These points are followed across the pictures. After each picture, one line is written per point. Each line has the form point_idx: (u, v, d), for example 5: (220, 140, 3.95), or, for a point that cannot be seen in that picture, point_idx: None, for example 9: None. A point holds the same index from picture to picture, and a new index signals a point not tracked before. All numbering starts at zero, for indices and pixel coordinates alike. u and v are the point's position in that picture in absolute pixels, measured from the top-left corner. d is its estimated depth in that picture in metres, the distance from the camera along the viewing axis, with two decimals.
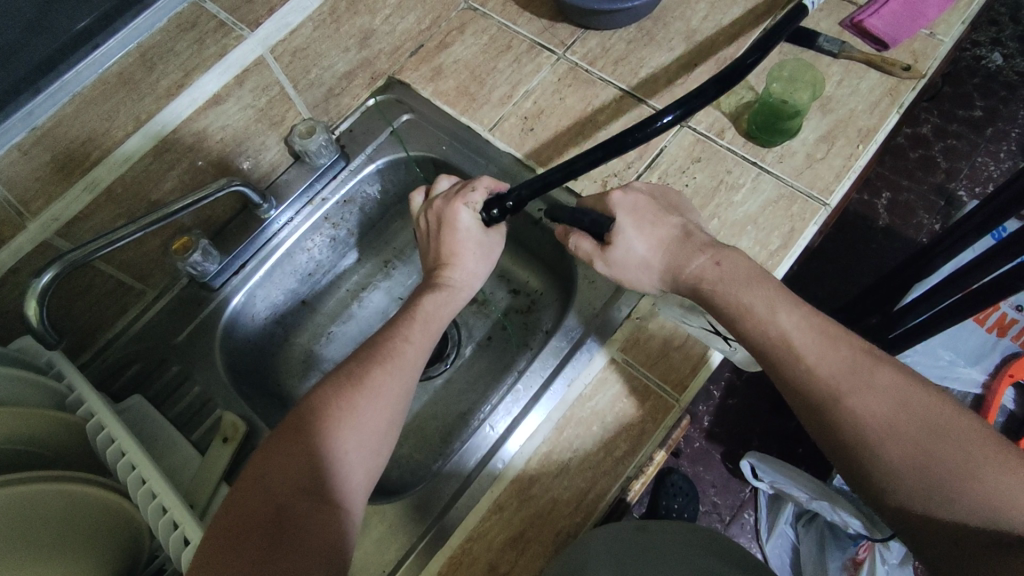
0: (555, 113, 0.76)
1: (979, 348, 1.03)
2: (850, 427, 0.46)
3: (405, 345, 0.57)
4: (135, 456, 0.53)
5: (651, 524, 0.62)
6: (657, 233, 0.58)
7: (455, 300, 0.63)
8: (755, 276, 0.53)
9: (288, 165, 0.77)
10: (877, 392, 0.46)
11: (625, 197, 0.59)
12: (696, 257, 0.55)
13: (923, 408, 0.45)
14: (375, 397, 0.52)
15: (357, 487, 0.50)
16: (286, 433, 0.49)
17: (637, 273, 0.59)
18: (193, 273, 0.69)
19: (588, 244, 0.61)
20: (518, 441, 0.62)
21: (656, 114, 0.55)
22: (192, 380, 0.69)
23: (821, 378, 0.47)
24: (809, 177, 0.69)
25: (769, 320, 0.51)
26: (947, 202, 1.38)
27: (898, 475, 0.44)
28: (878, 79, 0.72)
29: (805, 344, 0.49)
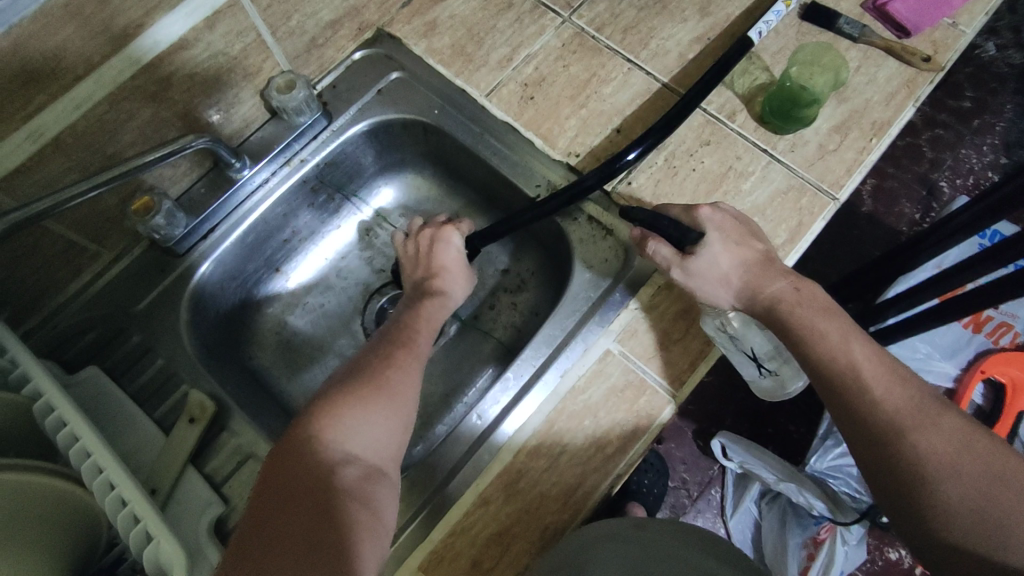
0: (558, 82, 0.71)
1: (955, 342, 1.05)
2: (912, 461, 0.48)
3: (416, 336, 0.57)
4: (90, 442, 0.48)
5: (648, 522, 0.60)
6: (741, 251, 0.57)
7: (440, 306, 0.62)
8: (829, 307, 0.55)
9: (263, 121, 0.71)
10: (941, 433, 0.48)
11: (713, 214, 0.58)
12: (776, 280, 0.56)
13: (984, 453, 0.48)
14: (400, 372, 0.53)
15: (389, 461, 0.49)
16: (325, 410, 0.49)
17: (715, 288, 0.57)
18: (155, 237, 0.63)
19: (668, 251, 0.59)
20: (506, 433, 0.59)
21: (622, 151, 0.64)
22: (154, 352, 0.64)
23: (885, 411, 0.50)
24: (819, 169, 0.66)
25: (842, 349, 0.52)
26: (929, 193, 1.38)
27: (954, 513, 0.46)
28: (897, 68, 0.69)
29: (874, 376, 0.51)
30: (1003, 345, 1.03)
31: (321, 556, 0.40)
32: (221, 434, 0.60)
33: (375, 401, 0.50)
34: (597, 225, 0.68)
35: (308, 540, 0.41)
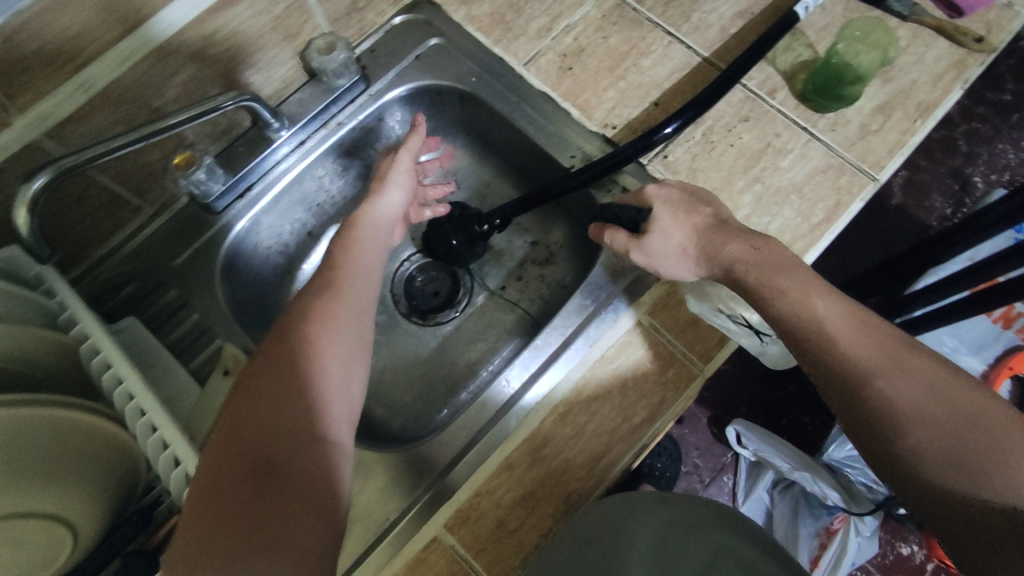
0: (597, 53, 0.70)
1: (982, 337, 1.02)
2: (882, 408, 0.45)
3: (342, 279, 0.53)
4: (134, 385, 0.49)
5: (671, 497, 0.63)
6: (693, 220, 0.58)
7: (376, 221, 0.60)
8: (790, 263, 0.53)
9: (302, 83, 0.70)
10: (911, 379, 0.45)
11: (659, 190, 0.60)
12: (729, 242, 0.55)
13: (954, 393, 0.44)
14: (329, 328, 0.49)
15: (339, 423, 0.47)
16: (261, 380, 0.46)
17: (674, 263, 0.58)
18: (193, 192, 0.64)
19: (623, 236, 0.60)
20: (532, 400, 0.60)
21: (659, 125, 0.63)
22: (190, 306, 0.65)
23: (849, 358, 0.47)
24: (860, 149, 0.65)
25: (804, 304, 0.50)
26: (962, 187, 1.35)
27: (929, 461, 0.43)
28: (947, 49, 0.67)
29: (838, 326, 0.49)
30: None
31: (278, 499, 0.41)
32: None
33: (315, 369, 0.47)
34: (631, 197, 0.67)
35: (254, 493, 0.41)
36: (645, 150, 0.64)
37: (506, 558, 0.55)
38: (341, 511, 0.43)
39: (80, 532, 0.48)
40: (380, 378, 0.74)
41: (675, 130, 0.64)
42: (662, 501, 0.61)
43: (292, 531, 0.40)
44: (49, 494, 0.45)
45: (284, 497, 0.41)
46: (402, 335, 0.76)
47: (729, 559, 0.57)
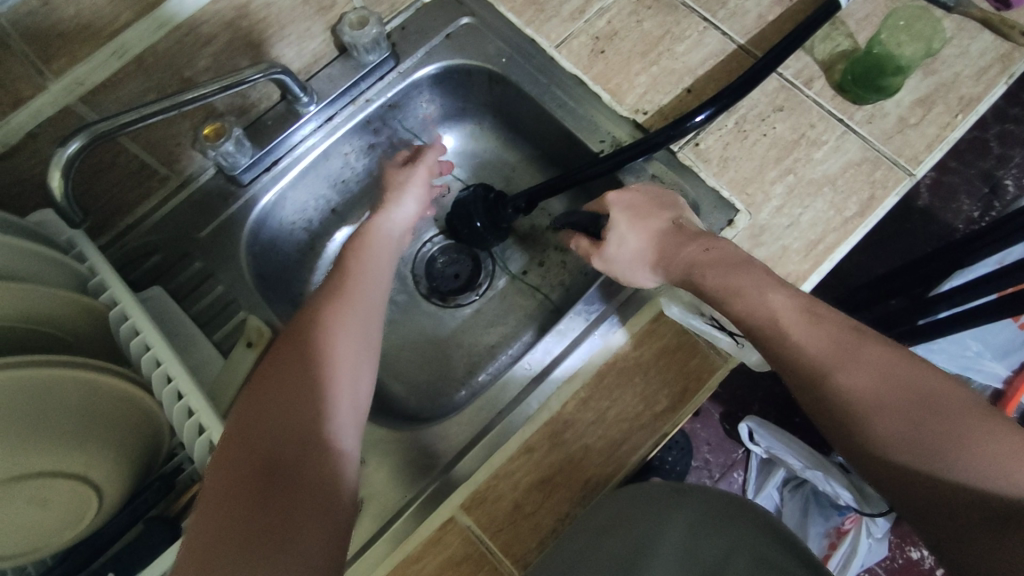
0: (631, 37, 0.69)
1: (1008, 342, 0.97)
2: (838, 402, 0.45)
3: (354, 285, 0.55)
4: (161, 351, 0.50)
5: (690, 489, 0.61)
6: (651, 225, 0.59)
7: (389, 226, 0.63)
8: (743, 262, 0.53)
9: (331, 59, 0.70)
10: (867, 367, 0.45)
11: (620, 197, 0.60)
12: (684, 247, 0.57)
13: (912, 379, 0.44)
14: (339, 332, 0.50)
15: (344, 429, 0.47)
16: (270, 384, 0.47)
17: (632, 268, 0.60)
18: (221, 164, 0.64)
19: (584, 242, 0.63)
20: (546, 388, 0.60)
21: (691, 112, 0.62)
22: (215, 279, 0.65)
23: (806, 354, 0.47)
24: (897, 143, 0.63)
25: (759, 302, 0.50)
26: (992, 190, 1.32)
27: (890, 449, 0.43)
28: (992, 42, 0.65)
29: (794, 322, 0.49)
30: None
31: (280, 492, 0.42)
32: None
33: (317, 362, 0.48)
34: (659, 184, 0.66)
35: (263, 489, 0.42)
36: (676, 138, 0.63)
37: (523, 540, 0.55)
38: (341, 506, 0.44)
39: (105, 497, 0.48)
40: (399, 358, 0.74)
41: (707, 118, 0.63)
42: (681, 495, 0.60)
43: (292, 533, 0.40)
44: (74, 456, 0.46)
45: (287, 498, 0.41)
46: (422, 316, 0.76)
47: (745, 549, 0.55)
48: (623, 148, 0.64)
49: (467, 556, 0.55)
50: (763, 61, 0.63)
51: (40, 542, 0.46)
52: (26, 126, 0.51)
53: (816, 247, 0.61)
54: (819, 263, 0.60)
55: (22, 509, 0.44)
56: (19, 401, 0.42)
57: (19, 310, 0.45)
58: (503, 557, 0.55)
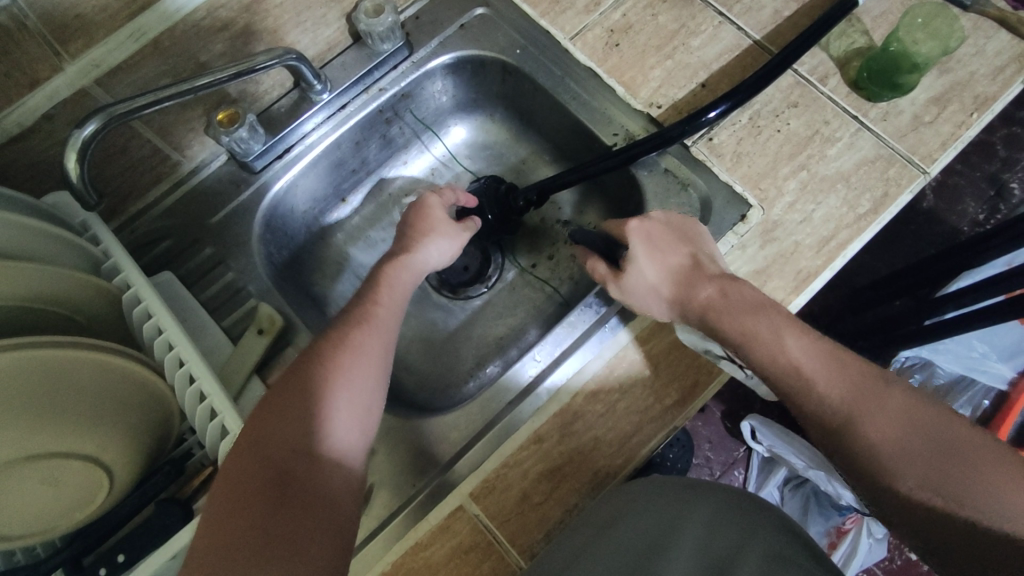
0: (645, 31, 0.69)
1: (1016, 345, 0.96)
2: (864, 449, 0.47)
3: (375, 309, 0.54)
4: (173, 335, 0.49)
5: (700, 483, 0.61)
6: (668, 259, 0.58)
7: (413, 267, 0.59)
8: (763, 305, 0.54)
9: (345, 48, 0.69)
10: (890, 415, 0.47)
11: (641, 225, 0.60)
12: (703, 287, 0.56)
13: (933, 427, 0.47)
14: (355, 356, 0.50)
15: (352, 452, 0.48)
16: (285, 401, 0.48)
17: (647, 300, 0.58)
18: (234, 150, 0.64)
19: (602, 267, 0.61)
20: (557, 381, 0.60)
21: (705, 107, 0.62)
22: (225, 266, 0.65)
23: (830, 401, 0.49)
24: (912, 141, 0.63)
25: (777, 347, 0.52)
26: (998, 193, 1.32)
27: (912, 497, 0.45)
28: (1008, 41, 0.65)
29: (816, 370, 0.51)
30: None
31: (289, 513, 0.43)
32: (287, 348, 0.61)
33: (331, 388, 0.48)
34: (672, 177, 0.66)
35: (271, 509, 0.43)
36: (691, 133, 0.62)
37: (530, 531, 0.55)
38: (345, 533, 0.45)
39: (116, 479, 0.49)
40: (408, 348, 0.74)
41: (721, 113, 0.63)
42: (691, 488, 0.60)
43: (304, 550, 0.42)
44: (82, 437, 0.46)
45: (301, 517, 0.43)
46: (431, 307, 0.76)
47: (755, 545, 0.54)
48: (636, 142, 0.64)
49: (475, 544, 0.55)
50: (779, 56, 0.63)
51: (52, 521, 0.46)
52: (42, 107, 0.52)
53: (829, 243, 0.61)
54: (832, 259, 0.60)
55: (33, 488, 0.44)
56: (32, 382, 0.42)
57: (32, 291, 0.45)
58: (511, 547, 0.55)
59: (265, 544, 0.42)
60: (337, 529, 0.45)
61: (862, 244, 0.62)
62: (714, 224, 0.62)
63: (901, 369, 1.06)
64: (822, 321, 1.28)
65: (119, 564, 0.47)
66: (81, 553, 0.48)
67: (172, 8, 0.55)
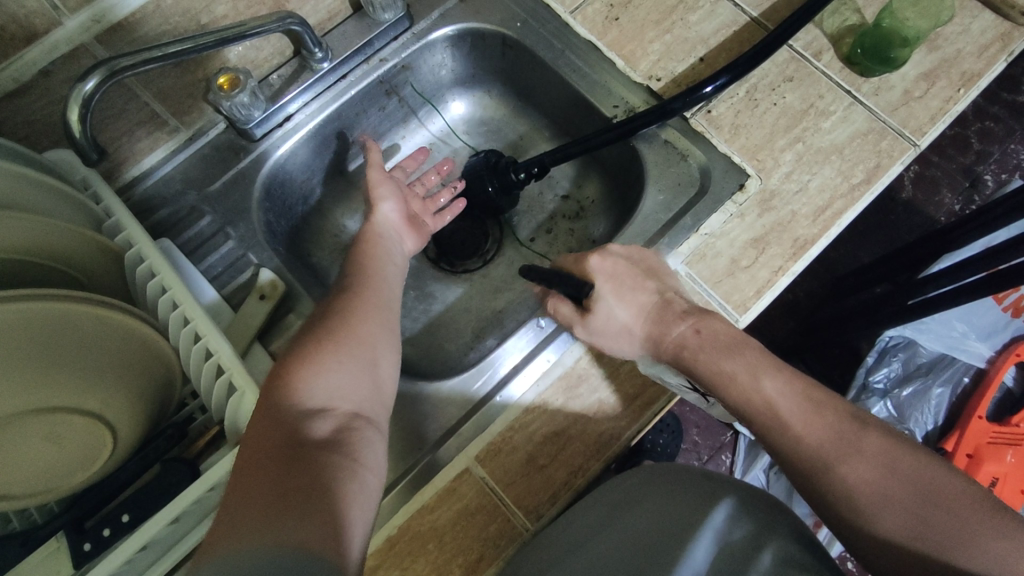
0: (645, 5, 0.70)
1: (993, 324, 0.99)
2: (841, 496, 0.45)
3: (372, 282, 0.55)
4: (178, 292, 0.49)
5: (716, 474, 0.53)
6: (636, 297, 0.56)
7: (384, 226, 0.62)
8: (736, 342, 0.53)
9: (346, 17, 0.69)
10: (866, 457, 0.45)
11: (602, 264, 0.58)
12: (676, 325, 0.54)
13: (913, 471, 0.44)
14: (359, 320, 0.50)
15: (366, 405, 0.46)
16: (295, 363, 0.46)
17: (618, 340, 0.56)
18: (235, 116, 0.63)
19: (567, 308, 0.58)
20: (522, 386, 0.59)
21: (702, 81, 0.63)
22: (225, 234, 0.64)
23: (808, 445, 0.47)
24: (903, 115, 0.65)
25: (754, 388, 0.50)
26: (972, 184, 1.36)
27: (892, 546, 0.43)
28: (993, 21, 0.68)
29: (791, 411, 0.49)
30: None
31: (303, 468, 0.39)
32: (288, 316, 0.61)
33: (342, 345, 0.48)
34: (672, 149, 0.67)
35: (285, 464, 0.39)
36: (689, 107, 0.64)
37: (536, 493, 0.55)
38: (364, 497, 0.40)
39: (120, 439, 0.48)
40: (406, 321, 0.73)
41: (718, 87, 0.64)
42: (710, 477, 0.52)
43: (333, 495, 0.38)
44: (85, 394, 0.45)
45: (324, 466, 0.40)
46: (431, 280, 0.76)
47: (778, 535, 0.46)
48: (637, 115, 0.64)
49: (481, 506, 0.55)
50: (777, 30, 0.64)
51: (53, 481, 0.45)
52: (39, 62, 0.51)
53: (825, 212, 0.62)
54: (828, 227, 0.61)
55: (36, 444, 0.43)
56: (34, 332, 0.42)
57: (34, 243, 0.45)
58: (517, 510, 0.55)
59: (288, 493, 0.37)
60: (353, 492, 0.40)
61: (856, 214, 0.64)
62: (714, 193, 0.63)
63: (884, 350, 1.06)
64: (806, 307, 1.31)
65: (124, 524, 0.46)
66: (84, 515, 0.47)
67: None
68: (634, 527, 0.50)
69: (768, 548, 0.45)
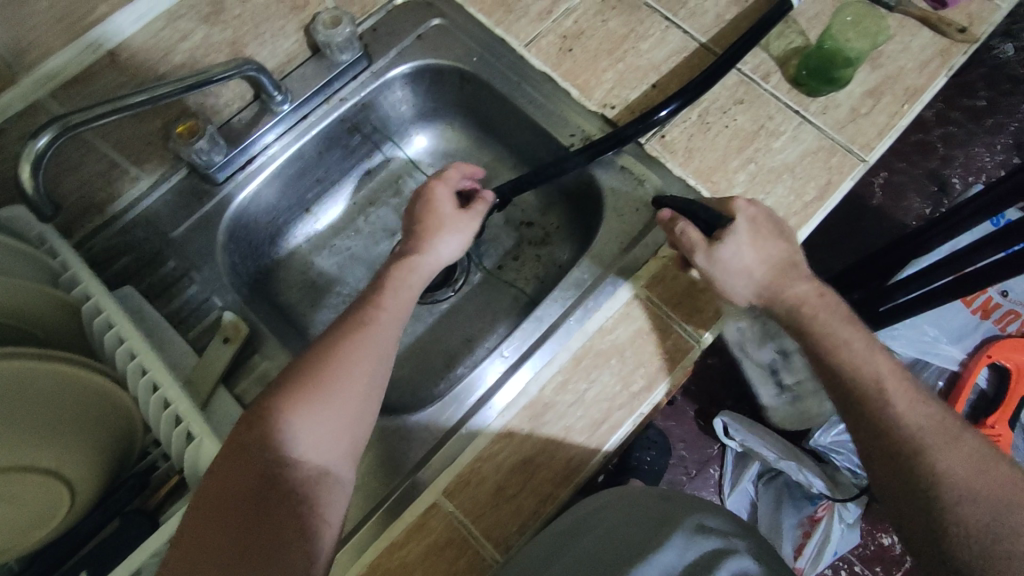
0: (596, 36, 0.72)
1: (962, 327, 1.02)
2: (930, 478, 0.51)
3: (374, 313, 0.53)
4: (135, 342, 0.49)
5: (678, 495, 0.55)
6: (767, 246, 0.58)
7: (430, 264, 0.58)
8: (851, 322, 0.57)
9: (304, 60, 0.70)
10: (961, 453, 0.51)
11: (747, 208, 0.58)
12: (796, 285, 0.57)
13: (999, 476, 0.51)
14: (347, 363, 0.49)
15: (341, 457, 0.47)
16: (272, 410, 0.47)
17: (735, 279, 0.58)
18: (196, 162, 0.64)
19: (695, 234, 0.58)
20: (503, 400, 0.60)
21: (656, 106, 0.65)
22: (189, 278, 0.64)
23: (906, 428, 0.52)
24: (851, 131, 0.67)
25: (872, 370, 0.55)
26: (939, 188, 1.39)
27: (969, 530, 0.49)
28: (931, 38, 0.70)
29: (898, 397, 0.54)
30: (1010, 332, 1.01)
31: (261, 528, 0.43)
32: (253, 357, 0.61)
33: (321, 394, 0.48)
34: (629, 174, 0.68)
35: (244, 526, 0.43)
36: (644, 133, 0.65)
37: (506, 524, 0.55)
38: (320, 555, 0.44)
39: (78, 492, 0.47)
40: None
41: (671, 112, 0.66)
42: (667, 499, 0.54)
43: (282, 557, 0.42)
44: (44, 450, 0.45)
45: (282, 527, 0.43)
46: None
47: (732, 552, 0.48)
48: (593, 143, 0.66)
49: (450, 540, 0.55)
50: (723, 55, 0.66)
51: (11, 540, 0.45)
52: None
53: None
54: None
55: None
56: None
57: None
58: (485, 541, 0.55)
59: (248, 546, 0.42)
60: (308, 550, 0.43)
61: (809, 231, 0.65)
62: None
63: None
64: None
65: None
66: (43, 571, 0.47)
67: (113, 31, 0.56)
68: (596, 548, 0.51)
69: (728, 561, 0.47)
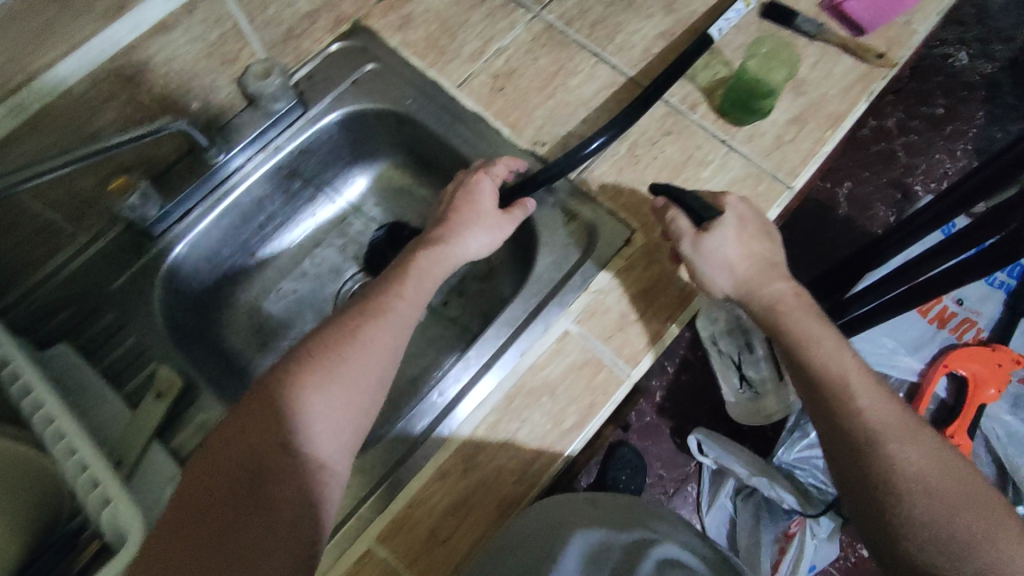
0: (527, 74, 0.73)
1: (920, 337, 1.02)
2: (885, 471, 0.50)
3: (386, 304, 0.54)
4: (53, 408, 0.49)
5: (601, 498, 0.66)
6: (752, 243, 0.59)
7: (451, 258, 0.60)
8: (823, 321, 0.58)
9: (241, 109, 0.71)
10: (920, 447, 0.51)
11: (737, 205, 0.60)
12: (777, 282, 0.59)
13: (957, 475, 0.50)
14: (349, 356, 0.50)
15: (333, 453, 0.48)
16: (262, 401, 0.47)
17: (716, 271, 0.59)
18: (132, 219, 0.64)
19: (684, 223, 0.60)
20: (468, 408, 0.60)
21: (587, 140, 0.66)
22: (126, 330, 0.66)
23: (863, 422, 0.52)
24: (777, 158, 0.68)
25: (838, 363, 0.55)
26: (903, 195, 1.32)
27: (918, 525, 0.49)
28: (852, 64, 0.72)
29: (864, 389, 0.53)
30: (965, 342, 1.02)
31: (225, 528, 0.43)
32: (189, 409, 0.61)
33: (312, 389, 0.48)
34: (562, 209, 0.69)
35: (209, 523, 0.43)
36: (574, 168, 0.66)
37: (440, 567, 0.55)
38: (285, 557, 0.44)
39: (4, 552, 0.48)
40: None
41: (598, 146, 0.66)
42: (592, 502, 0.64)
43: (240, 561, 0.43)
44: None
45: (246, 527, 0.44)
46: None
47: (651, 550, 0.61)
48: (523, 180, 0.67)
49: None
50: (647, 89, 0.68)
51: None
52: None
53: None
54: None
55: None
56: None
57: None
58: None
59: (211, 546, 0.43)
60: (270, 553, 0.44)
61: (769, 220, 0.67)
62: (602, 249, 0.66)
63: None
64: None
65: None
66: None
67: (51, 81, 0.53)
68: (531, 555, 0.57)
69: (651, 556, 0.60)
